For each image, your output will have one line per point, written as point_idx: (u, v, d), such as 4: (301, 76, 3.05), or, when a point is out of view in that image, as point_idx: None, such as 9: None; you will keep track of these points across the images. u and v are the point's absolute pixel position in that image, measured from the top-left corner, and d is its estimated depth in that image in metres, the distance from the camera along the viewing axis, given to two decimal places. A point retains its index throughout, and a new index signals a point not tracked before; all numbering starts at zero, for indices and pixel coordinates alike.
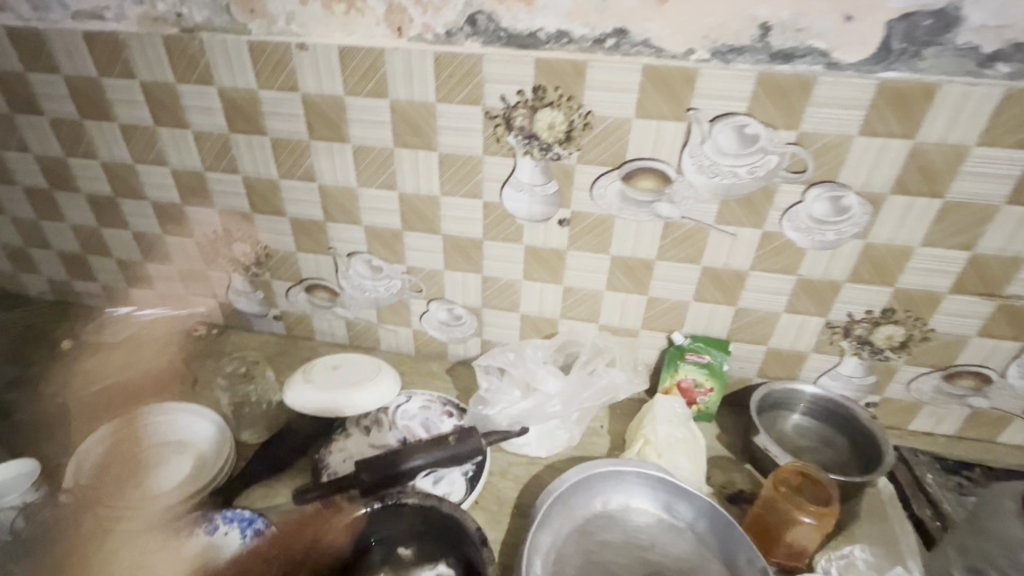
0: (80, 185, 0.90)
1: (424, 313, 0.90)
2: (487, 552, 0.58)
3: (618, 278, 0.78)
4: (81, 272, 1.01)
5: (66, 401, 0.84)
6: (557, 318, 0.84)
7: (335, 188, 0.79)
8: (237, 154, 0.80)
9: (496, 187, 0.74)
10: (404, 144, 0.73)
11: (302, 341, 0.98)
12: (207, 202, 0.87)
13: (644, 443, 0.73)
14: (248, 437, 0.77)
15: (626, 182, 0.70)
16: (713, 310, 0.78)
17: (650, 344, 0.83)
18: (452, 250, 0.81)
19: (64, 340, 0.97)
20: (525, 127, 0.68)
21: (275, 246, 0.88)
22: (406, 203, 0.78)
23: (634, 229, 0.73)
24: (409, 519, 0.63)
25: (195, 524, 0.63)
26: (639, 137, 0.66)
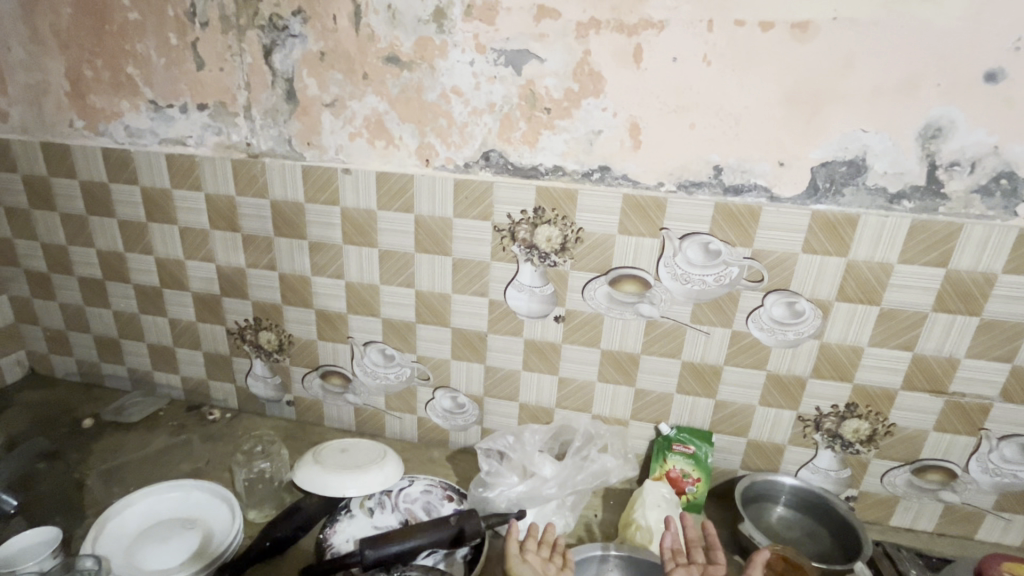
0: (131, 276, 1.01)
1: (429, 401, 0.97)
2: None
3: (608, 370, 0.87)
4: (112, 355, 1.09)
5: (84, 477, 0.88)
6: (553, 407, 0.91)
7: (360, 285, 0.91)
8: (277, 254, 0.92)
9: (500, 287, 0.85)
10: (423, 250, 0.86)
11: (311, 426, 1.04)
12: (243, 295, 0.97)
13: (635, 528, 0.78)
14: (256, 516, 0.81)
15: (612, 286, 0.81)
16: (694, 402, 0.86)
17: (639, 434, 0.90)
18: (459, 341, 0.91)
19: (86, 419, 1.02)
20: (526, 239, 0.81)
21: (298, 334, 0.97)
22: (422, 299, 0.89)
23: (621, 326, 0.84)
24: None
25: None
26: (623, 249, 0.79)
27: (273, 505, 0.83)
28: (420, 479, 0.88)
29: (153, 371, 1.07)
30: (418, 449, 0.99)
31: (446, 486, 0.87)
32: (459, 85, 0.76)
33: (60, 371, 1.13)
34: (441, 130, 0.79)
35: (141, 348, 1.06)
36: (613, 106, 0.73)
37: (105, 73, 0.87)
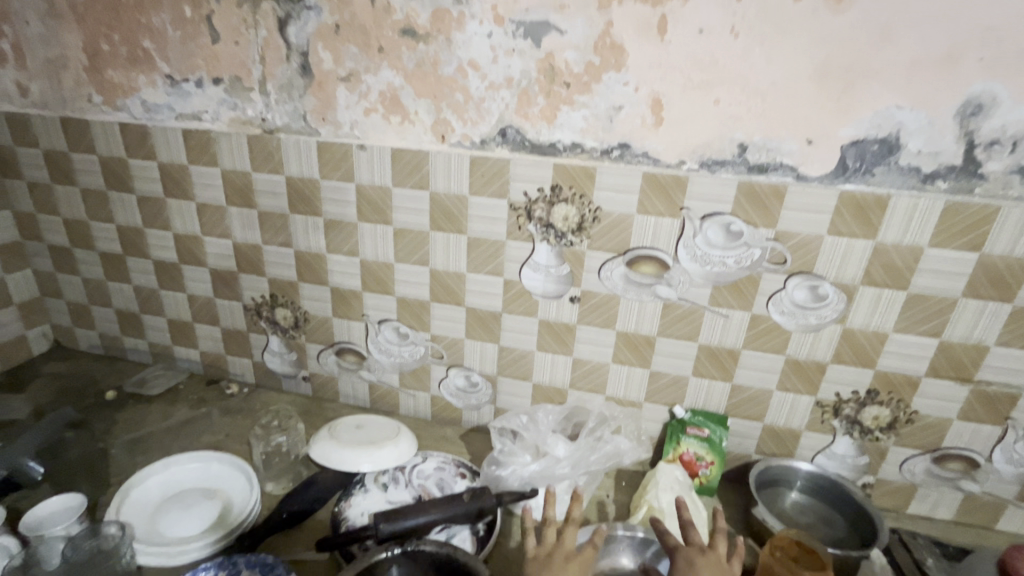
0: (150, 251, 1.02)
1: (442, 379, 0.97)
2: None
3: (623, 352, 0.86)
4: (133, 330, 1.10)
5: (107, 445, 0.90)
6: (566, 388, 0.91)
7: (375, 263, 0.91)
8: (293, 231, 0.92)
9: (515, 267, 0.85)
10: (438, 228, 0.85)
11: (326, 402, 1.05)
12: (259, 271, 0.97)
13: (648, 509, 0.77)
14: (273, 488, 0.82)
15: (629, 267, 0.80)
16: (710, 385, 0.85)
17: (653, 416, 0.89)
18: (473, 321, 0.90)
19: (109, 391, 1.05)
20: (543, 218, 0.80)
21: (314, 311, 0.98)
22: (436, 277, 0.89)
23: (637, 308, 0.82)
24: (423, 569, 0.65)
25: (220, 567, 0.67)
26: (641, 229, 0.77)
27: (290, 478, 0.85)
28: (433, 456, 0.89)
29: (172, 346, 1.09)
30: (432, 427, 1.00)
31: (459, 464, 0.88)
32: (477, 59, 0.74)
33: (84, 344, 1.16)
34: (457, 105, 0.77)
35: (161, 323, 1.08)
36: (635, 81, 0.70)
37: (121, 48, 0.86)
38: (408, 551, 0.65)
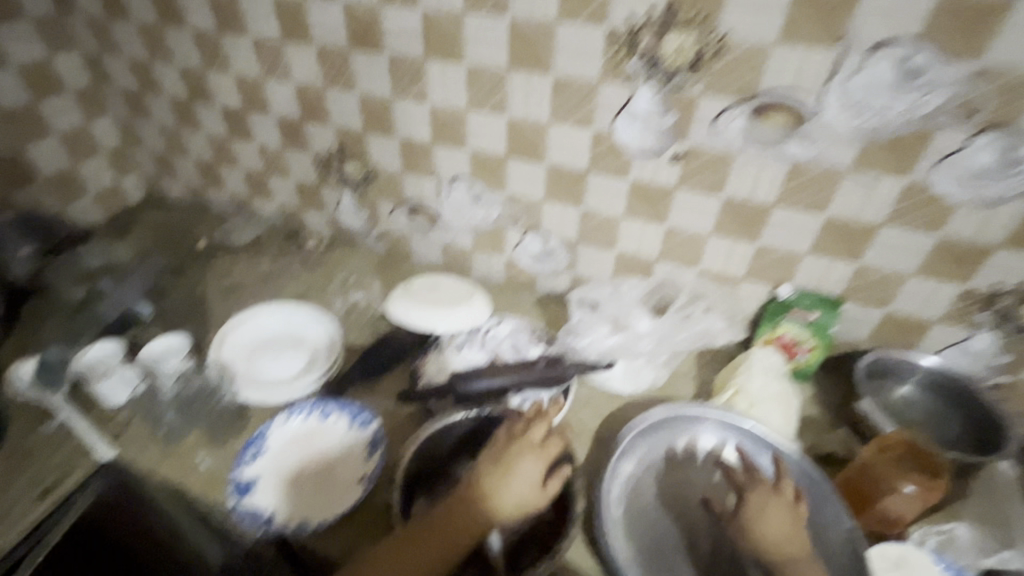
0: (214, 97, 0.96)
1: (518, 244, 0.91)
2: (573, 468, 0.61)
3: (728, 222, 0.74)
4: (213, 180, 1.11)
5: (203, 291, 0.96)
6: (654, 260, 0.82)
7: (445, 112, 0.80)
8: (355, 72, 0.81)
9: (608, 116, 0.71)
10: (518, 67, 0.71)
11: (400, 261, 1.04)
12: (324, 120, 0.90)
13: (734, 391, 0.71)
14: (355, 341, 0.85)
15: (753, 118, 0.64)
16: (829, 265, 0.73)
17: (751, 295, 0.80)
18: (554, 181, 0.80)
19: (200, 240, 1.09)
20: (649, 51, 0.64)
21: (383, 166, 0.92)
22: (514, 129, 0.77)
23: (755, 170, 0.68)
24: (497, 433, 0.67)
25: (309, 410, 0.72)
26: (779, 67, 0.60)
27: (369, 333, 0.87)
28: (507, 320, 0.87)
29: (251, 198, 1.09)
30: (505, 292, 0.97)
31: (534, 330, 0.85)
32: None
33: (173, 194, 1.20)
34: None
35: (237, 174, 1.07)
36: None
37: None
38: (483, 417, 0.66)
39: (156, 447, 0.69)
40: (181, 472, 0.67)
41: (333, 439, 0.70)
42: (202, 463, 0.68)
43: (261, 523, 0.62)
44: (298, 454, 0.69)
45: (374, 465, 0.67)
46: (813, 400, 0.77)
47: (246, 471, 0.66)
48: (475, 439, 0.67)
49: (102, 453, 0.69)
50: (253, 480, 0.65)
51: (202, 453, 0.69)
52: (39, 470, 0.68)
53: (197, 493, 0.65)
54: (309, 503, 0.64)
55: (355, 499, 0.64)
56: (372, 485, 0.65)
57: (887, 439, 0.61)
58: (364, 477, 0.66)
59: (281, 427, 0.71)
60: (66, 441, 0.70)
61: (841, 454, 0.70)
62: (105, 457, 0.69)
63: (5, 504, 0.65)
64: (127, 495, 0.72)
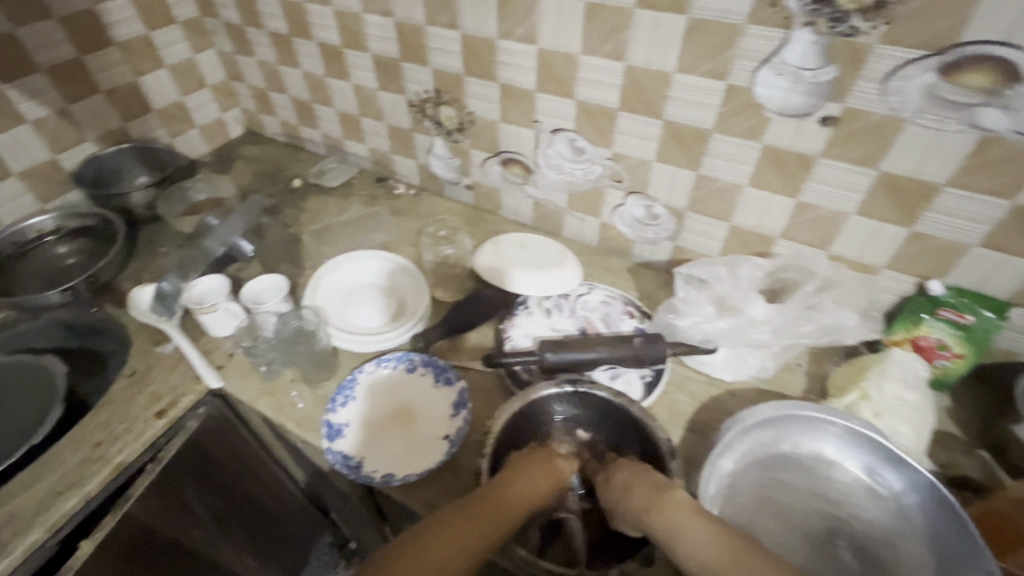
0: (313, 32, 0.93)
1: (618, 206, 0.84)
2: (674, 465, 0.55)
3: (878, 200, 0.63)
4: (308, 119, 1.11)
5: (298, 232, 0.98)
6: (776, 237, 0.73)
7: (555, 55, 0.72)
8: (460, 7, 0.75)
9: (750, 66, 0.61)
10: (647, 4, 0.62)
11: (488, 214, 1.00)
12: (423, 60, 0.85)
13: (859, 396, 0.63)
14: (441, 296, 0.84)
15: (943, 75, 0.52)
16: (1003, 261, 0.61)
17: (889, 287, 0.70)
18: (670, 140, 0.72)
19: (295, 179, 1.11)
20: None
21: (480, 113, 0.86)
22: (631, 78, 0.69)
23: (929, 140, 0.56)
24: (592, 408, 0.63)
25: (398, 361, 0.73)
26: (998, 8, 0.47)
27: (456, 288, 0.85)
28: (599, 288, 0.82)
29: (344, 139, 1.09)
30: (596, 255, 0.92)
31: (627, 301, 0.80)
32: None
33: (271, 130, 1.21)
34: None
35: (331, 114, 1.05)
36: None
37: None
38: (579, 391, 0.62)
39: (256, 382, 0.73)
40: (278, 409, 0.69)
41: (420, 392, 0.70)
42: (297, 403, 0.70)
43: (349, 467, 0.63)
44: (386, 404, 0.69)
45: (457, 425, 0.66)
46: (948, 412, 0.68)
47: (337, 416, 0.67)
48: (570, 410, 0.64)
49: (210, 381, 0.72)
50: (343, 425, 0.67)
51: (297, 393, 0.71)
52: (156, 388, 0.73)
53: (292, 430, 0.68)
54: (395, 455, 0.65)
55: (439, 456, 0.63)
56: (456, 446, 0.64)
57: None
58: (449, 436, 0.65)
59: (371, 375, 0.71)
60: (178, 367, 0.75)
61: (978, 478, 0.61)
62: (214, 385, 0.73)
63: (125, 421, 0.69)
64: (229, 418, 0.78)
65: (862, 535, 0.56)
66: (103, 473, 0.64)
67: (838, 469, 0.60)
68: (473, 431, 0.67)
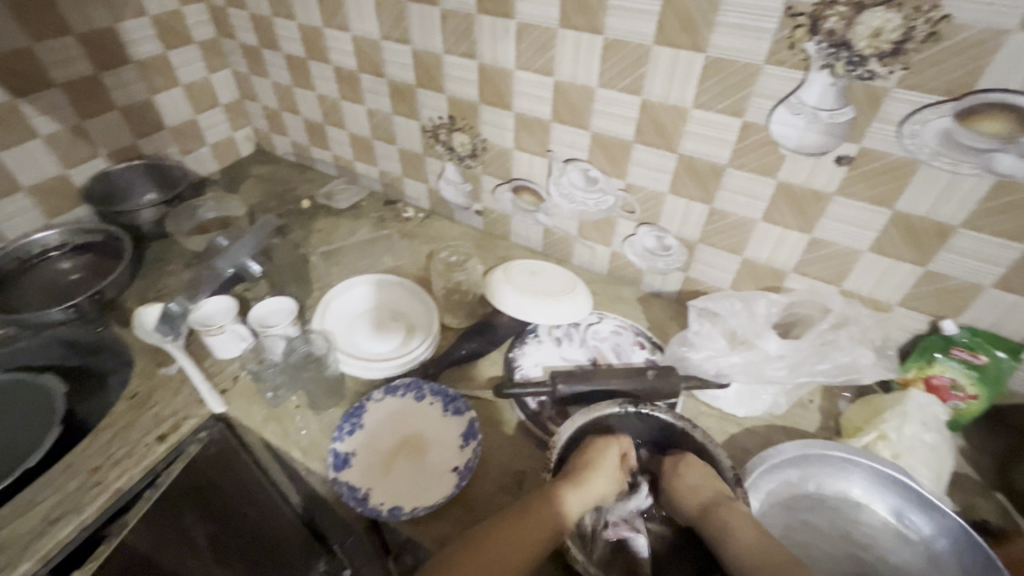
0: (330, 57, 0.94)
1: (629, 236, 0.84)
2: (742, 492, 0.53)
3: (891, 239, 0.64)
4: (320, 141, 1.11)
5: (306, 253, 0.97)
6: (788, 272, 0.74)
7: (572, 87, 0.73)
8: (478, 39, 0.76)
9: (766, 105, 0.61)
10: (666, 42, 0.63)
11: (498, 239, 1.01)
12: (438, 87, 0.86)
13: (877, 436, 0.63)
14: (451, 322, 0.83)
15: (959, 121, 0.53)
16: (1018, 303, 0.61)
17: (902, 325, 0.70)
18: (684, 173, 0.72)
19: (304, 199, 1.11)
20: (836, 32, 0.53)
21: (494, 140, 0.87)
22: (648, 112, 0.69)
23: (946, 183, 0.57)
24: (651, 428, 0.62)
25: (408, 389, 0.72)
26: (1014, 58, 0.48)
27: (465, 314, 0.85)
28: (609, 318, 0.82)
29: (354, 161, 1.09)
30: (606, 284, 0.92)
31: (638, 332, 0.79)
32: None
33: (281, 150, 1.22)
34: None
35: (343, 137, 1.06)
36: None
37: None
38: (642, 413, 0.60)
39: (261, 407, 0.71)
40: (283, 436, 0.68)
41: (428, 422, 0.69)
42: (302, 430, 0.69)
43: (356, 499, 0.61)
44: (394, 434, 0.68)
45: (467, 457, 0.65)
46: (963, 453, 0.67)
47: (343, 444, 0.66)
48: (629, 429, 0.63)
49: (213, 406, 0.71)
50: (349, 454, 0.65)
51: (303, 419, 0.70)
52: (158, 411, 0.71)
53: (297, 458, 0.67)
54: (403, 486, 0.63)
55: (449, 490, 0.62)
56: (465, 479, 0.62)
57: None
58: (458, 468, 0.64)
59: (378, 403, 0.70)
60: (182, 389, 0.74)
61: (995, 523, 0.60)
62: (216, 410, 0.71)
63: (126, 445, 0.67)
64: (230, 442, 0.76)
65: None
66: (100, 499, 0.62)
67: (865, 511, 0.59)
68: (483, 463, 0.66)
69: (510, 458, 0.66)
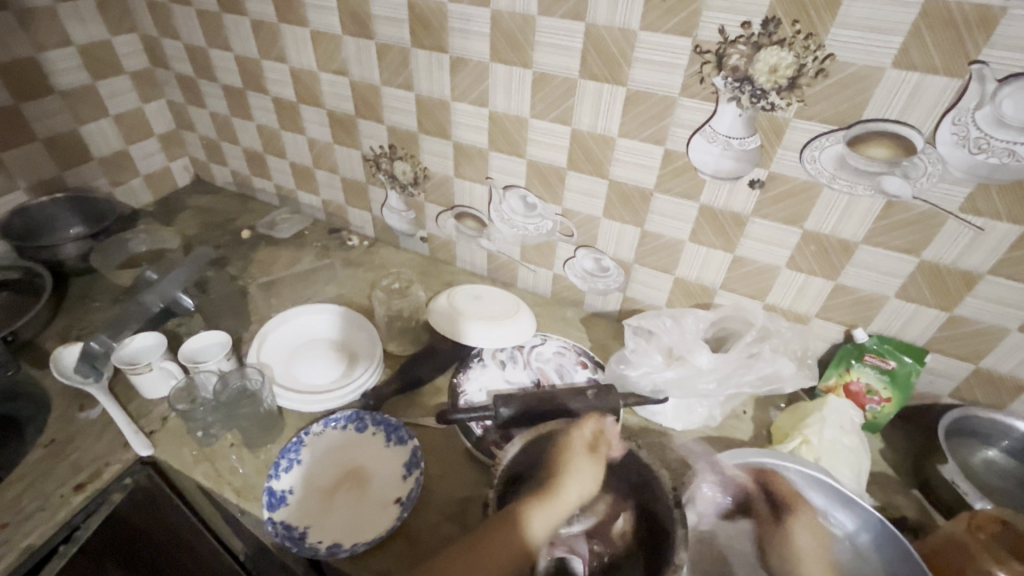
0: (268, 87, 0.93)
1: (569, 259, 0.87)
2: (680, 514, 0.52)
3: (804, 255, 0.69)
4: (260, 170, 1.10)
5: (245, 284, 0.95)
6: (716, 289, 0.78)
7: (506, 117, 0.76)
8: (414, 71, 0.78)
9: (684, 134, 0.66)
10: (590, 76, 0.66)
11: (443, 265, 1.01)
12: (378, 117, 0.87)
13: (801, 441, 0.66)
14: (394, 349, 0.83)
15: (851, 147, 0.58)
16: (917, 311, 0.67)
17: (822, 335, 0.75)
18: (615, 198, 0.76)
19: (244, 229, 1.09)
20: (739, 68, 0.58)
21: (435, 169, 0.88)
22: (577, 140, 0.73)
23: (845, 203, 0.62)
24: None
25: (349, 421, 0.70)
26: (889, 93, 0.54)
27: (410, 340, 0.85)
28: (553, 338, 0.83)
29: (297, 191, 1.08)
30: (550, 306, 0.93)
31: (580, 351, 0.81)
32: None
33: (220, 180, 1.19)
34: None
35: (284, 166, 1.05)
36: None
37: None
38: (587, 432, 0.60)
39: (192, 448, 0.68)
40: (216, 477, 0.65)
41: (372, 453, 0.68)
42: (237, 469, 0.66)
43: (291, 538, 0.59)
44: (334, 468, 0.66)
45: (410, 487, 0.64)
46: (882, 454, 0.71)
47: (279, 482, 0.64)
48: None
49: (138, 449, 0.67)
50: (286, 492, 0.63)
51: (238, 458, 0.67)
52: (77, 458, 0.67)
53: (230, 500, 0.64)
54: (343, 522, 0.61)
55: (391, 522, 0.60)
56: (407, 510, 0.61)
57: (976, 516, 0.55)
58: (400, 499, 0.63)
59: (318, 437, 0.68)
60: (105, 432, 0.70)
61: (913, 518, 0.64)
62: (142, 452, 0.67)
63: (38, 497, 0.63)
64: (160, 487, 0.72)
65: None
66: (10, 556, 0.57)
67: None
68: (427, 491, 0.65)
69: (454, 485, 0.66)
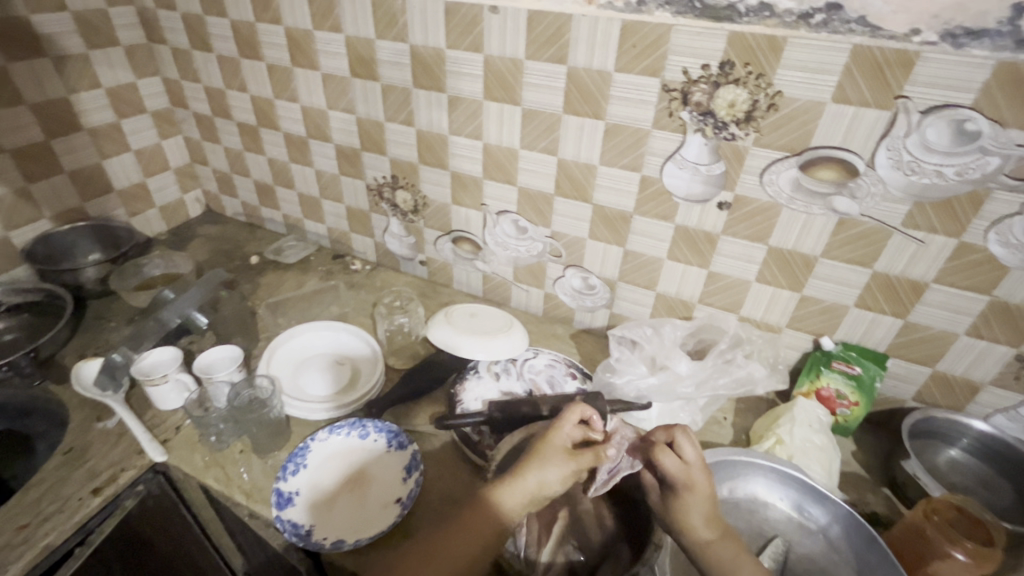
0: (281, 124, 1.01)
1: (559, 279, 0.93)
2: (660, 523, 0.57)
3: (770, 269, 0.75)
4: (269, 200, 1.17)
5: (254, 305, 1.01)
6: (694, 303, 0.84)
7: (499, 149, 0.83)
8: (415, 108, 0.86)
9: (658, 162, 0.73)
10: (573, 111, 0.74)
11: (441, 287, 1.07)
12: (381, 150, 0.94)
13: (776, 441, 0.71)
14: (394, 363, 0.88)
15: (804, 170, 0.65)
16: (876, 318, 0.73)
17: (792, 345, 0.81)
18: (599, 220, 0.83)
19: (252, 255, 1.16)
20: (702, 103, 0.66)
21: (432, 196, 0.96)
22: (563, 169, 0.80)
23: (803, 221, 0.69)
24: None
25: (352, 428, 0.74)
26: (831, 124, 0.61)
27: (409, 356, 0.90)
28: (544, 352, 0.88)
29: (303, 219, 1.15)
30: (542, 324, 0.99)
31: (570, 364, 0.86)
32: None
33: (230, 211, 1.27)
34: None
35: (292, 196, 1.12)
36: None
37: None
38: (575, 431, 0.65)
39: (203, 454, 0.72)
40: (226, 480, 0.69)
41: (374, 458, 0.72)
42: (245, 474, 0.70)
43: (299, 535, 0.62)
44: (340, 472, 0.70)
45: (410, 487, 0.68)
46: (854, 456, 0.76)
47: (287, 484, 0.68)
48: None
49: (153, 455, 0.71)
50: (293, 493, 0.67)
51: (246, 465, 0.71)
52: (92, 465, 0.70)
53: (239, 502, 0.67)
54: (347, 521, 0.65)
55: (393, 520, 0.64)
56: (407, 508, 0.65)
57: (933, 502, 0.59)
58: (400, 499, 0.67)
59: (323, 443, 0.73)
60: (121, 440, 0.74)
61: (883, 514, 0.68)
62: (157, 458, 0.71)
63: (57, 500, 0.66)
64: (169, 494, 0.75)
65: (802, 569, 0.59)
66: (28, 555, 0.61)
67: (772, 508, 0.65)
68: (425, 493, 0.69)
69: (452, 486, 0.69)
